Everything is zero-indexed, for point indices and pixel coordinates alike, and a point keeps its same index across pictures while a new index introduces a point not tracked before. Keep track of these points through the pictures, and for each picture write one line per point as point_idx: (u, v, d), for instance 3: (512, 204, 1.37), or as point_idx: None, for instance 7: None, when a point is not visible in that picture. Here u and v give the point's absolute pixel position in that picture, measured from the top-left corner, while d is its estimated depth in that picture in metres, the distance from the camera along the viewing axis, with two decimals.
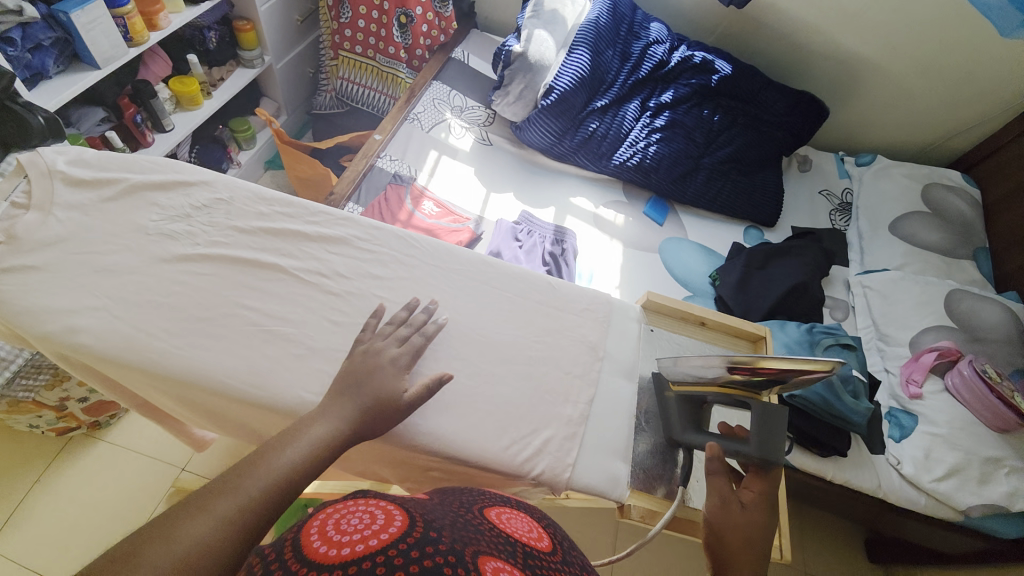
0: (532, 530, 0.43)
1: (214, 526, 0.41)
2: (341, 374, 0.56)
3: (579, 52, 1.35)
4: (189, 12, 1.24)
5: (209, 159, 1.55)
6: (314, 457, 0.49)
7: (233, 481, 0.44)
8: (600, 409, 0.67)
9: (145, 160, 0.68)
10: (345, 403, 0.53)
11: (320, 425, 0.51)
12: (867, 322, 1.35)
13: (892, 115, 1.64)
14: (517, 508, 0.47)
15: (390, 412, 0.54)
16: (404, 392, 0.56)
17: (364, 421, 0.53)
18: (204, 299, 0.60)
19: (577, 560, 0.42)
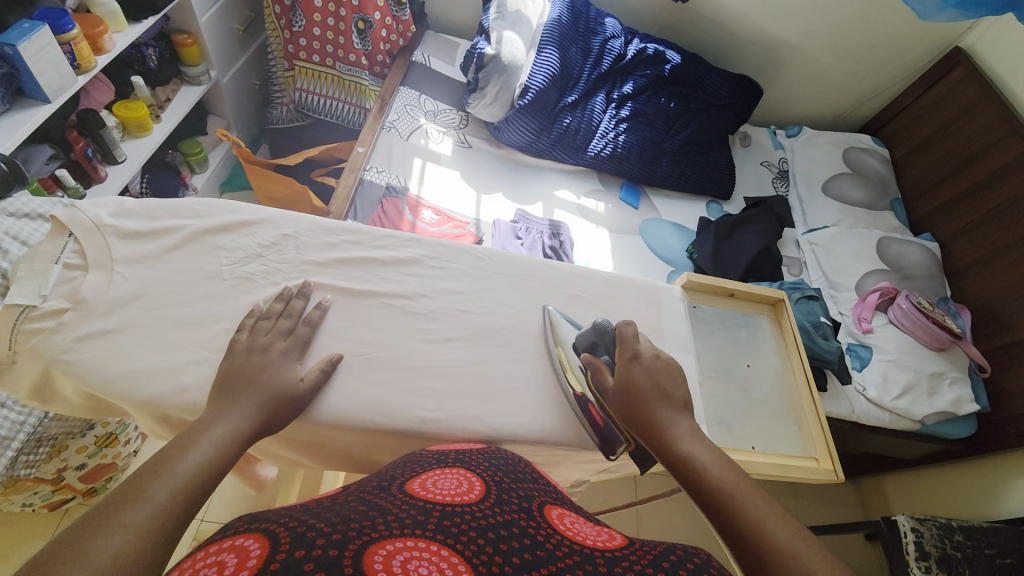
0: (460, 483, 0.46)
1: (131, 535, 0.36)
2: (221, 373, 0.49)
3: (547, 52, 1.41)
4: (133, 30, 1.15)
5: (161, 187, 1.41)
6: (221, 455, 0.44)
7: (140, 487, 0.39)
8: None
9: (196, 201, 0.59)
10: (242, 401, 0.47)
11: (217, 425, 0.46)
12: (818, 274, 1.55)
13: (813, 89, 1.85)
14: (453, 465, 0.50)
15: (291, 404, 0.51)
16: (301, 379, 0.52)
17: (273, 415, 0.49)
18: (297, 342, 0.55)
19: (511, 490, 0.47)
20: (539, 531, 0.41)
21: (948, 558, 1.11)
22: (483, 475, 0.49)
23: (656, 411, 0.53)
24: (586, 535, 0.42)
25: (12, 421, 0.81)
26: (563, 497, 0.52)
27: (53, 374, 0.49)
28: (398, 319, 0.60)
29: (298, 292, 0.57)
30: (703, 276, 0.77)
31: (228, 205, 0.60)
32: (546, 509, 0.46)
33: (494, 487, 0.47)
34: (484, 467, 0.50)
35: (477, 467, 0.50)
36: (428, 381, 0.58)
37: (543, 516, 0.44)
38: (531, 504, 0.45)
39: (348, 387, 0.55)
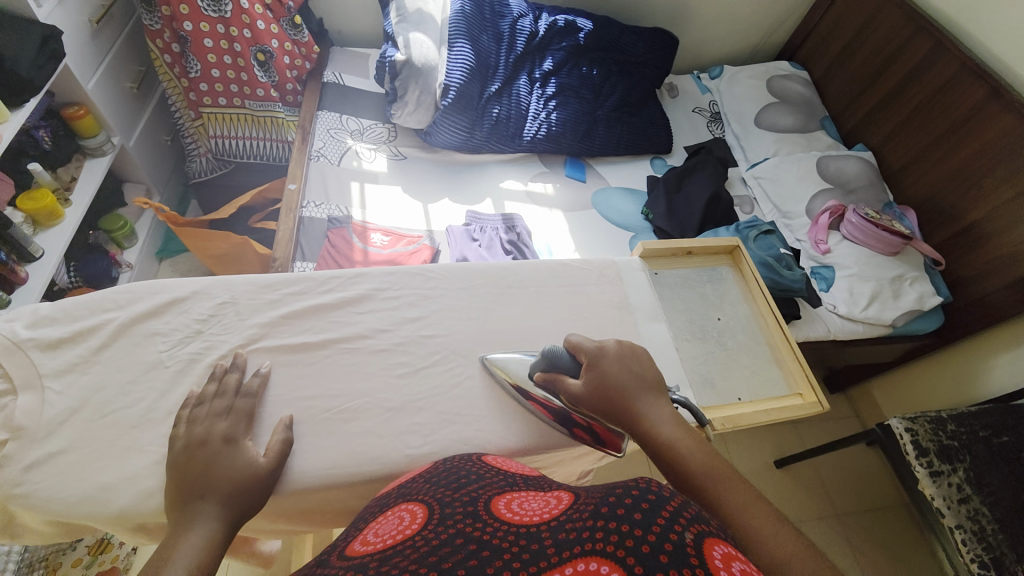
0: (402, 517, 0.42)
1: None
2: (172, 481, 0.45)
3: (460, 46, 1.36)
4: (18, 117, 1.05)
5: (93, 272, 1.33)
6: (202, 565, 0.40)
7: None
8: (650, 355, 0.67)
9: (117, 291, 0.55)
10: (203, 502, 0.43)
11: (187, 536, 0.41)
12: (769, 206, 1.59)
13: (724, 28, 1.88)
14: (394, 505, 0.45)
15: (257, 487, 0.46)
16: (260, 457, 0.48)
17: (246, 504, 0.45)
18: (261, 411, 0.52)
19: (457, 501, 0.43)
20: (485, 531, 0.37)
21: (947, 448, 1.17)
22: (426, 497, 0.44)
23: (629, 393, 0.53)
24: (534, 514, 0.40)
25: None
26: (512, 476, 0.48)
27: (9, 512, 0.45)
28: (364, 358, 0.58)
29: (232, 366, 0.52)
30: (656, 242, 0.77)
31: (153, 286, 0.56)
32: (495, 498, 0.43)
33: (438, 507, 0.42)
34: (427, 490, 0.45)
35: (420, 494, 0.45)
36: (410, 416, 0.55)
37: (490, 513, 0.40)
38: (476, 509, 0.41)
39: (326, 444, 0.52)
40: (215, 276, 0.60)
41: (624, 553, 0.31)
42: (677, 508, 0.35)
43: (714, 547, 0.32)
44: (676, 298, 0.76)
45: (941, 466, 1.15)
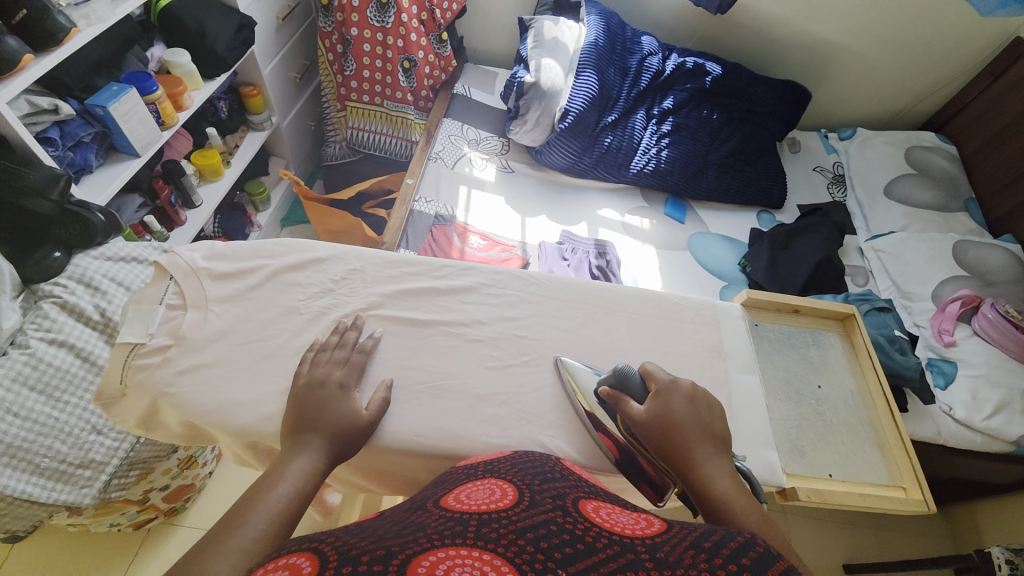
0: (493, 491, 0.45)
1: (237, 561, 0.39)
2: (291, 409, 0.51)
3: (586, 75, 1.42)
4: (208, 86, 1.26)
5: (232, 227, 1.54)
6: (302, 489, 0.46)
7: (239, 516, 0.42)
8: (738, 407, 0.65)
9: (273, 243, 0.64)
10: (310, 437, 0.49)
11: (296, 461, 0.48)
12: (887, 283, 1.45)
13: (863, 89, 1.77)
14: (483, 476, 0.49)
15: (357, 434, 0.52)
16: (363, 409, 0.53)
17: (347, 444, 0.51)
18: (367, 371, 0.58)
19: (544, 493, 0.45)
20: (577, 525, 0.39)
21: None
22: (518, 481, 0.47)
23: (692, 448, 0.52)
24: (622, 524, 0.41)
25: (108, 448, 0.88)
26: (597, 488, 0.49)
27: (159, 405, 0.53)
28: (459, 345, 0.62)
29: (350, 325, 0.59)
30: (763, 293, 0.74)
31: (301, 244, 0.64)
32: (582, 500, 0.45)
33: (527, 491, 0.45)
34: (515, 473, 0.48)
35: (508, 475, 0.48)
36: (491, 407, 0.58)
37: (579, 511, 0.42)
38: (564, 505, 0.42)
39: (414, 414, 0.56)
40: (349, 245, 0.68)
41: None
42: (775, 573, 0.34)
43: None
44: (776, 355, 0.72)
45: None
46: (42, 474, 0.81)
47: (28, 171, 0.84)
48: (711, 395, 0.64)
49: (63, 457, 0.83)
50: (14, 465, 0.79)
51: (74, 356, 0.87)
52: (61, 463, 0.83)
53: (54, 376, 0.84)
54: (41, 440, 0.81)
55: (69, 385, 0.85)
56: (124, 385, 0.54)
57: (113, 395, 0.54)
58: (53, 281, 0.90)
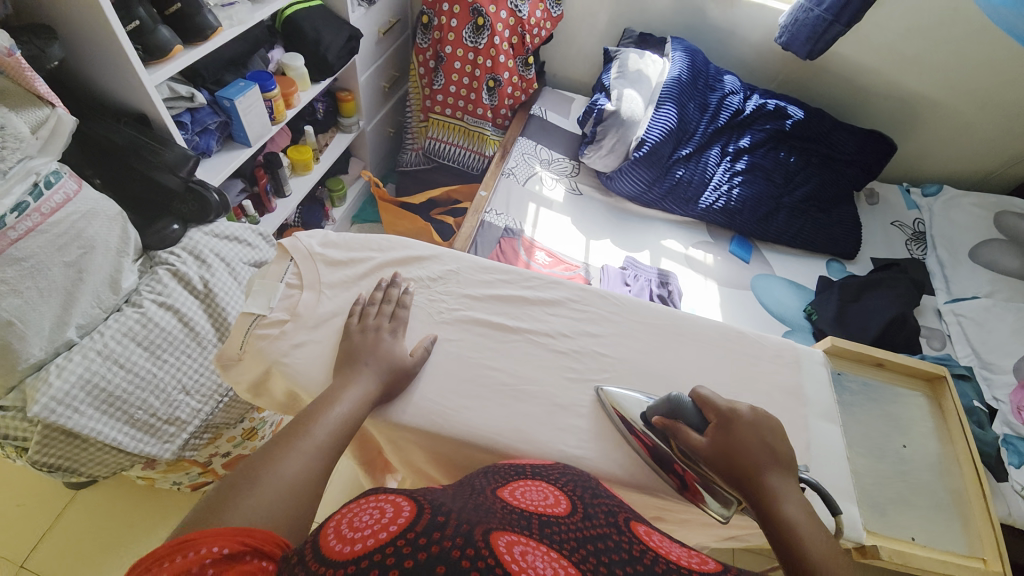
0: (548, 496, 0.47)
1: (298, 462, 0.48)
2: (340, 348, 0.59)
3: (666, 107, 1.45)
4: (314, 88, 1.37)
5: (310, 220, 1.64)
6: (354, 413, 0.53)
7: (302, 428, 0.51)
8: (815, 455, 0.64)
9: (381, 239, 0.71)
10: (357, 370, 0.56)
11: (350, 388, 0.55)
12: (966, 350, 1.35)
13: (953, 146, 1.69)
14: (531, 475, 0.52)
15: (401, 374, 0.58)
16: (408, 355, 0.60)
17: (393, 378, 0.57)
18: (456, 371, 0.61)
19: (599, 508, 0.47)
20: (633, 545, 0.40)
21: None
22: (567, 492, 0.49)
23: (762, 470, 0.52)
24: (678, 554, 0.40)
25: (193, 408, 0.96)
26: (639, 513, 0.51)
27: (272, 373, 0.59)
28: (544, 356, 0.64)
29: (391, 282, 0.65)
30: (848, 343, 0.74)
31: (407, 243, 0.71)
32: (634, 522, 0.46)
33: (579, 501, 0.47)
34: (564, 482, 0.51)
35: (555, 480, 0.51)
36: (569, 418, 0.60)
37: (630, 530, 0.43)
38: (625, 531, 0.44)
39: (496, 413, 0.59)
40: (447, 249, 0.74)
41: None
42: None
43: None
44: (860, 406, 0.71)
45: None
46: (133, 424, 0.89)
47: (165, 149, 0.95)
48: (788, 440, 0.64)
49: (154, 410, 0.91)
50: (110, 412, 0.86)
51: (178, 320, 0.95)
52: (150, 416, 0.90)
53: (160, 335, 0.92)
54: (138, 392, 0.89)
55: (169, 346, 0.93)
56: (243, 350, 0.60)
57: (231, 358, 0.60)
58: (168, 249, 1.00)
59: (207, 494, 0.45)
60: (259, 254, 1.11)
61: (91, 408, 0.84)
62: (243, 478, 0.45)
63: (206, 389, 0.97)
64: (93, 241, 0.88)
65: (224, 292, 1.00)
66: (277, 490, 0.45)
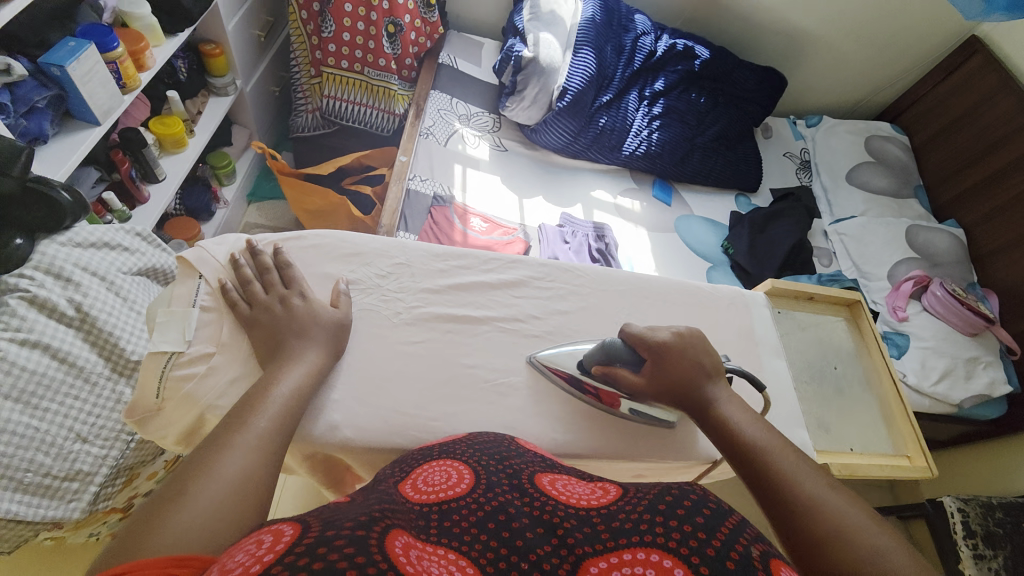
0: (451, 474, 0.50)
1: (247, 453, 0.47)
2: (263, 333, 0.59)
3: (584, 53, 1.41)
4: (171, 44, 1.11)
5: (195, 203, 1.38)
6: (302, 385, 0.55)
7: (242, 418, 0.49)
8: (773, 387, 0.75)
9: (318, 236, 0.71)
10: (297, 343, 0.58)
11: (291, 366, 0.56)
12: (848, 263, 1.56)
13: (829, 80, 1.87)
14: (439, 458, 0.54)
15: (340, 331, 0.62)
16: (334, 308, 0.63)
17: (334, 345, 0.60)
18: (433, 366, 0.65)
19: (502, 472, 0.50)
20: (535, 507, 0.44)
21: (990, 534, 1.17)
22: (471, 461, 0.52)
23: (696, 388, 0.60)
24: (580, 496, 0.47)
25: (95, 457, 0.79)
26: (553, 463, 0.56)
27: (206, 418, 0.57)
28: (516, 342, 0.69)
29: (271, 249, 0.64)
30: (784, 283, 0.89)
31: (345, 239, 0.71)
32: (538, 475, 0.51)
33: (483, 471, 0.50)
34: (470, 454, 0.53)
35: (464, 456, 0.53)
36: (553, 401, 0.66)
37: (538, 487, 0.48)
38: (523, 483, 0.49)
39: (485, 413, 0.63)
40: (394, 239, 0.75)
41: (679, 546, 0.36)
42: (741, 526, 0.38)
43: (780, 567, 0.36)
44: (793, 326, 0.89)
45: (985, 550, 1.16)
46: (25, 489, 0.73)
47: None
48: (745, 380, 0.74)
49: (47, 469, 0.74)
50: None
51: (50, 358, 0.76)
52: (44, 477, 0.74)
53: (30, 382, 0.74)
54: (20, 451, 0.72)
55: (47, 392, 0.75)
56: (161, 400, 0.57)
57: (148, 409, 0.57)
58: (16, 272, 0.78)
59: (128, 520, 0.41)
60: (146, 259, 0.92)
61: None
62: (172, 492, 0.42)
63: (107, 431, 0.81)
64: None
65: (108, 314, 0.82)
66: (223, 490, 0.43)
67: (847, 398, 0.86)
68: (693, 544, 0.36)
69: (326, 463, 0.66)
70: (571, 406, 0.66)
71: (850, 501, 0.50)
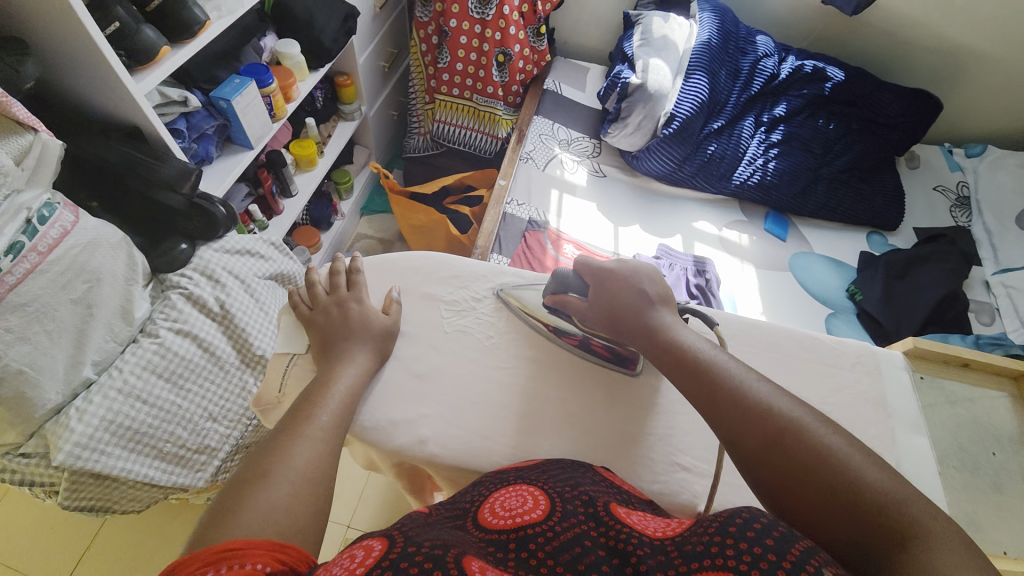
0: (525, 498, 0.47)
1: (315, 445, 0.49)
2: (321, 332, 0.63)
3: (696, 78, 1.36)
4: (313, 78, 1.27)
5: (319, 215, 1.55)
6: (356, 381, 0.58)
7: (308, 412, 0.52)
8: (909, 468, 0.63)
9: (423, 257, 0.75)
10: (356, 341, 0.61)
11: (345, 366, 0.59)
12: (1017, 323, 1.27)
13: (1001, 103, 1.57)
14: (515, 481, 0.51)
15: (386, 333, 0.64)
16: (383, 313, 0.66)
17: (382, 350, 0.63)
18: (517, 397, 0.64)
19: (574, 500, 0.46)
20: (609, 539, 0.40)
21: None
22: (548, 488, 0.48)
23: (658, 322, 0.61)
24: (653, 529, 0.42)
25: (222, 435, 0.91)
26: (627, 495, 0.51)
27: None
28: (605, 382, 0.66)
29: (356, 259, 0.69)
30: (935, 346, 0.73)
31: (447, 261, 0.75)
32: (612, 504, 0.46)
33: (557, 499, 0.46)
34: (547, 480, 0.49)
35: (540, 482, 0.50)
36: (641, 448, 0.62)
37: (613, 517, 0.43)
38: (596, 511, 0.44)
39: (567, 451, 0.61)
40: (490, 264, 0.77)
41: (752, 572, 0.33)
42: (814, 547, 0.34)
43: None
44: (939, 394, 0.74)
45: None
46: (162, 457, 0.85)
47: (162, 166, 0.89)
48: (877, 455, 0.63)
49: (182, 442, 0.87)
50: (137, 449, 0.82)
51: (196, 347, 0.90)
52: (179, 448, 0.87)
53: (179, 366, 0.87)
54: (163, 425, 0.84)
55: (191, 375, 0.88)
56: (281, 394, 0.63)
57: (269, 402, 0.63)
58: (179, 272, 0.94)
59: (212, 502, 0.44)
60: (276, 265, 1.06)
61: (119, 447, 0.80)
62: (252, 475, 0.45)
63: (233, 414, 0.93)
64: (98, 272, 0.82)
65: (244, 313, 0.95)
66: (295, 480, 0.45)
67: (1010, 495, 0.70)
68: (762, 566, 0.33)
69: (410, 474, 0.68)
70: (663, 457, 0.62)
71: (788, 397, 0.51)
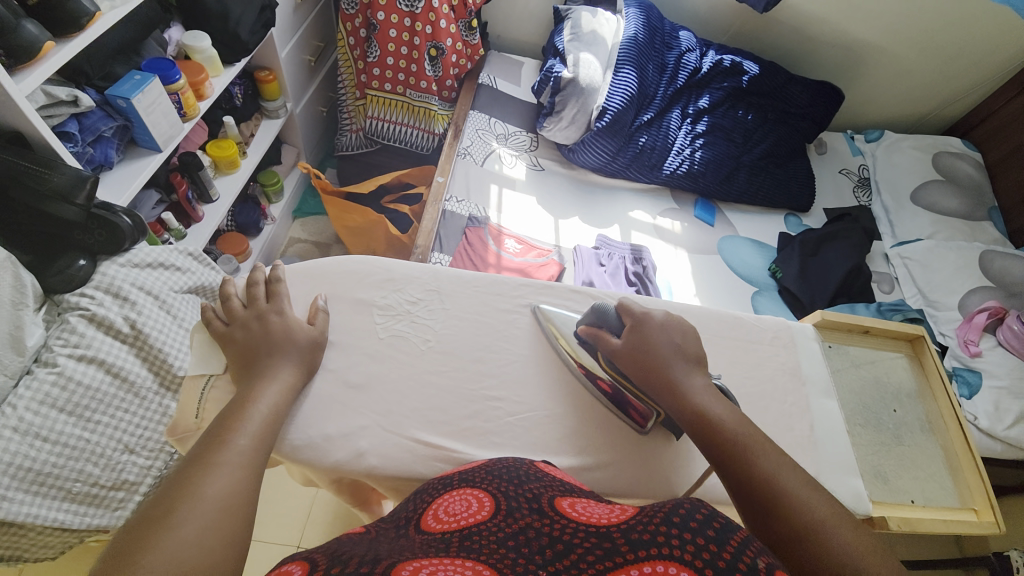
0: (470, 502, 0.46)
1: (233, 471, 0.46)
2: (240, 347, 0.59)
3: (625, 71, 1.39)
4: (228, 73, 1.18)
5: (245, 220, 1.46)
6: (280, 399, 0.55)
7: (224, 436, 0.49)
8: (822, 431, 0.69)
9: (353, 261, 0.72)
10: (278, 356, 0.58)
11: (267, 383, 0.55)
12: (913, 291, 1.43)
13: (892, 93, 1.74)
14: (458, 484, 0.50)
15: (313, 344, 0.61)
16: (309, 323, 0.63)
17: (309, 362, 0.60)
18: (458, 399, 0.64)
19: (520, 497, 0.46)
20: (553, 529, 0.41)
21: None
22: (492, 488, 0.48)
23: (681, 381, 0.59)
24: (599, 517, 0.42)
25: (141, 467, 0.83)
26: (572, 488, 0.52)
27: None
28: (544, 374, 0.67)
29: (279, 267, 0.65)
30: (837, 317, 0.82)
31: (379, 264, 0.72)
32: (556, 499, 0.46)
33: (501, 497, 0.46)
34: (491, 480, 0.49)
35: (484, 484, 0.49)
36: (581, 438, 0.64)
37: (555, 510, 0.44)
38: (543, 507, 0.44)
39: (509, 448, 0.61)
40: (425, 265, 0.75)
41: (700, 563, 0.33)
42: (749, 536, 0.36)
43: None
44: (847, 361, 0.82)
45: None
46: (72, 499, 0.77)
47: (52, 174, 0.78)
48: (794, 422, 0.68)
49: (95, 480, 0.78)
50: (41, 492, 0.74)
51: (104, 373, 0.81)
52: (91, 486, 0.78)
53: (85, 396, 0.79)
54: (69, 463, 0.76)
55: (100, 405, 0.80)
56: (201, 419, 0.59)
57: (186, 429, 0.59)
58: (78, 291, 0.84)
59: (109, 546, 0.40)
60: (195, 278, 0.98)
61: (19, 491, 0.72)
62: (159, 511, 0.42)
63: (152, 443, 0.85)
64: None
65: (158, 331, 0.87)
66: (210, 511, 0.42)
67: (907, 447, 0.78)
68: (706, 556, 0.33)
69: (351, 487, 0.66)
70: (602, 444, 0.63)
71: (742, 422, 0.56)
